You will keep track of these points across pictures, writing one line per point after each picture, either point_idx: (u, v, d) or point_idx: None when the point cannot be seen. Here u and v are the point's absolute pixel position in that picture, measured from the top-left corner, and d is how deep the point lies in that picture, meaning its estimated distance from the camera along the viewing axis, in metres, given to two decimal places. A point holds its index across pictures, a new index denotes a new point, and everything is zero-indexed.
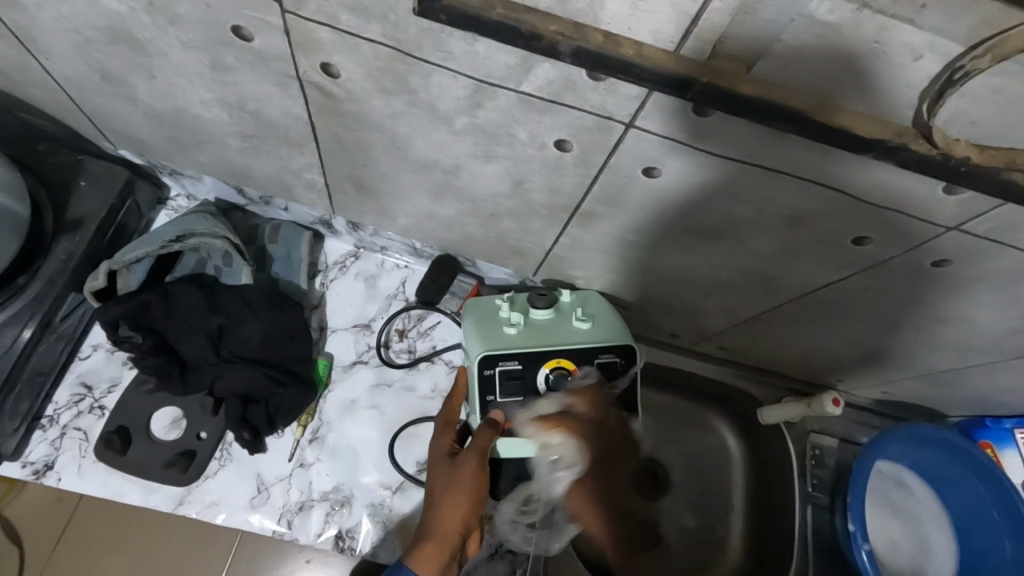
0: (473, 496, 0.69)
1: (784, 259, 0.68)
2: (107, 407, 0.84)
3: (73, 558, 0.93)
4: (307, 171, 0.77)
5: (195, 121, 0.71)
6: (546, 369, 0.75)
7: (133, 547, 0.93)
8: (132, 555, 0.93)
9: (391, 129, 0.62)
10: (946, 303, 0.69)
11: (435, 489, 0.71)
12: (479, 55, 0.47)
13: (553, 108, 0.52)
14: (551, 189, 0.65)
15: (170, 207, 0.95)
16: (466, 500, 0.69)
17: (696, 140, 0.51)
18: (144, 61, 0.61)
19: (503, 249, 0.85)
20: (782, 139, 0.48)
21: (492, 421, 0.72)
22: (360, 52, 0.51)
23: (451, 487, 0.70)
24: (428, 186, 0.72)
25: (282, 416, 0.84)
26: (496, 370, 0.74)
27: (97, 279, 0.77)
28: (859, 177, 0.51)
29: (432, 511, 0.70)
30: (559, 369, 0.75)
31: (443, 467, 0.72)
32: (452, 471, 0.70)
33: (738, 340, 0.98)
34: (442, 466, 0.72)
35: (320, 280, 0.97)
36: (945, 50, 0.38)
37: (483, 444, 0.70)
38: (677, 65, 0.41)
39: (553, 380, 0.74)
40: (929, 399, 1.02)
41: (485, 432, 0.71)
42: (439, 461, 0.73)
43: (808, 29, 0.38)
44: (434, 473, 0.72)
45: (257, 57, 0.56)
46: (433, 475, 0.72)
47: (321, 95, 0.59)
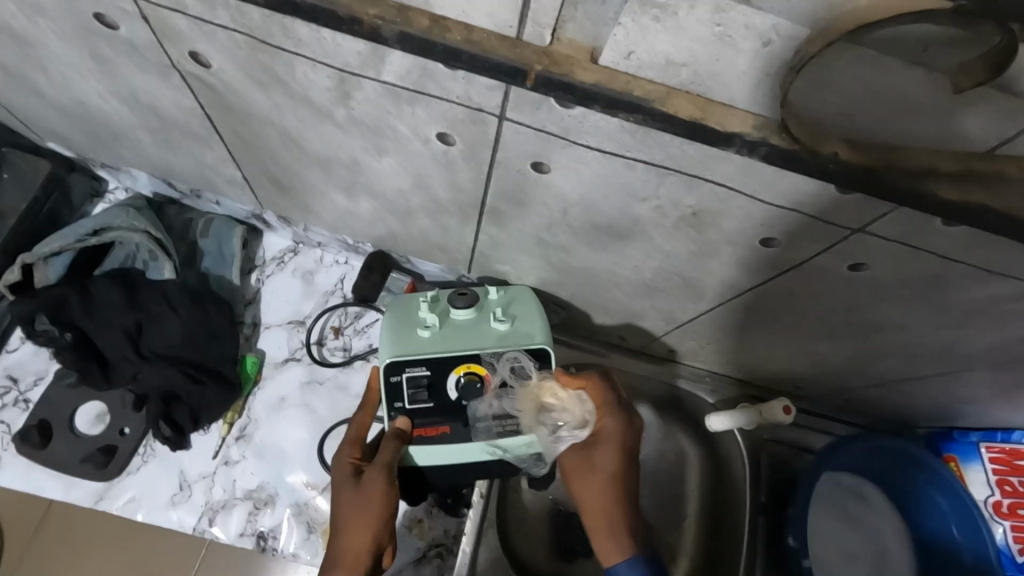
0: (381, 515, 0.66)
1: (701, 260, 0.64)
2: (32, 400, 0.84)
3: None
4: (222, 164, 0.76)
5: (100, 114, 0.70)
6: (456, 374, 0.71)
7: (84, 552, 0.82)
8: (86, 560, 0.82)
9: (279, 123, 0.60)
10: (877, 309, 0.65)
11: (339, 511, 0.67)
12: (329, 42, 0.45)
13: (420, 99, 0.49)
14: (451, 185, 0.63)
15: (107, 200, 0.93)
16: (373, 521, 0.65)
17: (570, 134, 0.48)
18: (31, 52, 0.60)
19: (430, 245, 0.83)
20: (653, 133, 0.45)
21: (398, 433, 0.69)
22: (218, 40, 0.49)
23: (358, 508, 0.66)
24: (336, 181, 0.70)
25: (206, 415, 0.84)
26: (404, 376, 0.71)
27: (12, 272, 0.77)
28: (744, 172, 0.47)
29: (341, 534, 0.66)
30: (469, 374, 0.71)
31: (347, 487, 0.68)
32: (357, 489, 0.67)
33: (685, 343, 0.94)
34: (347, 486, 0.68)
35: (256, 275, 0.95)
36: (793, 34, 0.34)
37: (389, 457, 0.67)
38: (513, 54, 0.38)
39: (463, 385, 0.71)
40: (889, 408, 0.97)
41: (391, 445, 0.67)
42: (344, 480, 0.69)
43: (641, 11, 0.35)
44: (340, 493, 0.69)
45: (130, 46, 0.54)
46: (339, 497, 0.68)
47: (204, 87, 0.57)
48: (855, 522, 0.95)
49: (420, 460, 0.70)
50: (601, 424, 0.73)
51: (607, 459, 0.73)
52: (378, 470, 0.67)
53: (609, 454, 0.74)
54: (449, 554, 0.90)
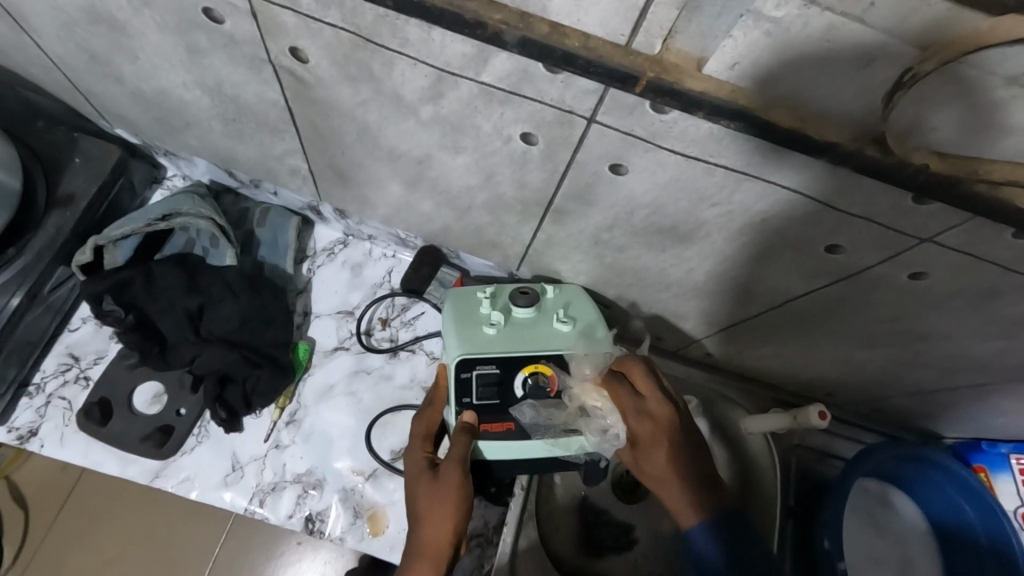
0: (460, 508, 0.69)
1: (757, 264, 0.67)
2: (92, 378, 0.86)
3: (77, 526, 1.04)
4: (289, 156, 0.78)
5: (179, 103, 0.73)
6: (523, 373, 0.74)
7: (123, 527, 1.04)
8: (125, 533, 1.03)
9: (362, 118, 0.62)
10: (925, 319, 0.67)
11: (417, 505, 0.70)
12: (436, 43, 0.47)
13: (513, 100, 0.51)
14: (521, 184, 0.65)
15: (165, 186, 0.96)
16: (453, 514, 0.68)
17: (656, 138, 0.51)
18: (126, 42, 0.63)
19: (483, 242, 0.85)
20: (739, 138, 0.47)
21: (468, 427, 0.71)
22: (323, 37, 0.51)
23: (436, 502, 0.69)
24: (404, 176, 0.73)
25: (259, 399, 0.86)
26: (473, 373, 0.74)
27: (84, 253, 0.79)
28: (822, 181, 0.50)
29: (420, 528, 0.69)
30: (537, 374, 0.74)
31: (423, 481, 0.71)
32: (435, 483, 0.70)
33: (722, 347, 0.96)
34: (423, 480, 0.71)
35: (307, 265, 0.98)
36: (899, 52, 0.36)
37: (461, 452, 0.70)
38: (623, 59, 0.41)
39: (530, 386, 0.73)
40: (921, 418, 0.99)
41: (463, 440, 0.70)
42: (419, 475, 0.72)
43: (755, 25, 0.37)
44: (416, 488, 0.71)
45: (229, 40, 0.57)
46: (415, 491, 0.71)
47: (294, 81, 0.60)
48: (882, 529, 0.98)
49: (487, 455, 0.73)
50: (629, 426, 0.68)
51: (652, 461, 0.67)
52: (453, 463, 0.70)
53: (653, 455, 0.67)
54: (489, 544, 0.92)
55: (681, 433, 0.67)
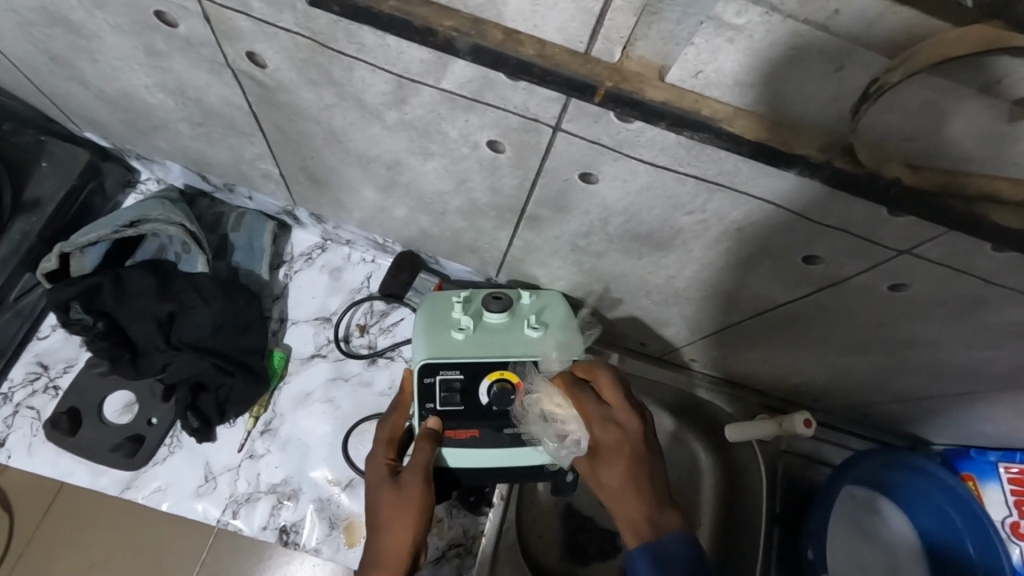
0: (420, 518, 0.67)
1: (737, 272, 0.65)
2: (61, 387, 0.84)
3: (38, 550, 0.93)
4: (261, 160, 0.77)
5: (145, 106, 0.71)
6: (488, 381, 0.72)
7: None
8: None
9: (327, 122, 0.61)
10: (908, 326, 0.66)
11: (378, 513, 0.68)
12: (392, 48, 0.45)
13: (476, 107, 0.50)
14: (494, 190, 0.64)
15: (139, 190, 0.94)
16: (413, 525, 0.66)
17: (623, 147, 0.49)
18: (85, 44, 0.61)
19: (460, 247, 0.84)
20: (707, 148, 0.46)
21: (431, 433, 0.69)
22: (279, 41, 0.50)
23: (397, 511, 0.67)
24: (375, 180, 0.71)
25: (233, 408, 0.84)
26: (437, 378, 0.73)
27: (50, 261, 0.77)
28: (795, 192, 0.48)
29: (380, 536, 0.67)
30: (502, 382, 0.72)
31: (385, 489, 0.69)
32: (396, 491, 0.68)
33: (704, 352, 0.94)
34: (385, 488, 0.69)
35: (284, 270, 0.96)
36: (864, 60, 0.34)
37: (423, 460, 0.68)
38: (582, 68, 0.39)
39: (495, 393, 0.71)
40: (908, 423, 0.97)
41: (425, 448, 0.68)
42: (381, 482, 0.70)
43: (716, 32, 0.35)
44: (377, 496, 0.70)
45: (187, 43, 0.55)
46: (377, 498, 0.69)
47: (255, 85, 0.58)
48: (868, 534, 0.97)
49: (452, 463, 0.70)
50: (594, 435, 0.66)
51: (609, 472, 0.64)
52: (415, 472, 0.68)
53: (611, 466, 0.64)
54: (468, 554, 0.90)
55: (645, 448, 0.65)
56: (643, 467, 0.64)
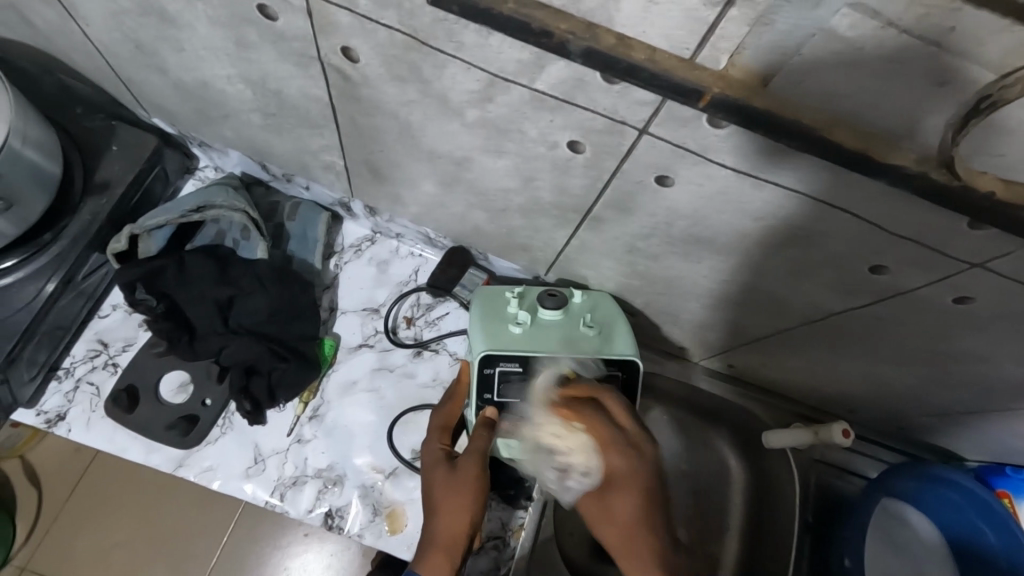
0: (476, 501, 0.71)
1: (797, 280, 0.66)
2: (120, 365, 0.87)
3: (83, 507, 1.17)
4: (325, 152, 0.79)
5: (220, 95, 0.73)
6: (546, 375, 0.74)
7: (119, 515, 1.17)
8: (140, 507, 1.18)
9: (405, 118, 0.62)
10: (965, 341, 0.66)
11: (435, 494, 0.72)
12: (492, 48, 0.47)
13: (564, 108, 0.51)
14: (561, 190, 0.65)
15: (198, 177, 0.97)
16: (471, 506, 0.70)
17: (706, 151, 0.50)
18: (173, 33, 0.63)
19: (513, 245, 0.85)
20: (796, 156, 0.47)
21: (488, 421, 0.73)
22: (376, 37, 0.51)
23: (455, 492, 0.71)
24: (440, 176, 0.73)
25: (283, 391, 0.86)
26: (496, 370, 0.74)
27: (120, 241, 0.80)
28: (877, 203, 0.49)
29: (436, 518, 0.70)
30: None
31: (442, 472, 0.73)
32: (453, 474, 0.72)
33: (745, 360, 0.95)
34: (441, 471, 0.73)
35: (334, 261, 0.98)
36: (973, 76, 0.35)
37: (481, 445, 0.72)
38: (689, 73, 0.41)
39: None
40: (945, 438, 0.97)
41: (483, 435, 0.72)
42: (437, 465, 0.74)
43: (826, 44, 0.37)
44: (434, 478, 0.73)
45: (280, 36, 0.57)
46: (433, 480, 0.73)
47: (340, 79, 0.60)
48: (898, 547, 0.97)
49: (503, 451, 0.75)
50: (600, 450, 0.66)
51: (620, 497, 0.64)
52: (473, 457, 0.72)
53: (624, 493, 0.64)
54: (506, 546, 0.91)
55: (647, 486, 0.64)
56: (656, 502, 0.64)
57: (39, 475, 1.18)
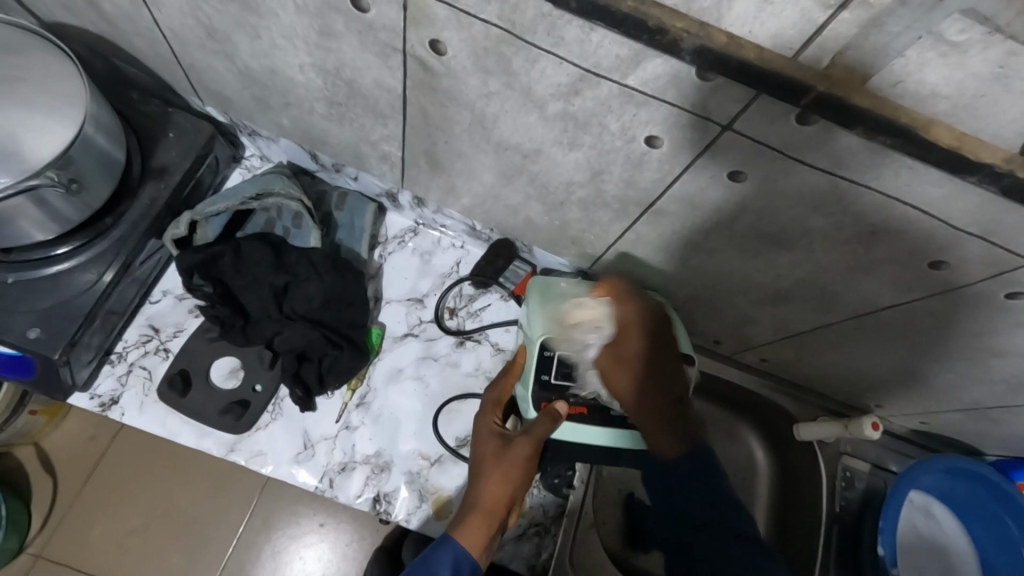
0: (522, 478, 0.73)
1: (853, 276, 0.68)
2: (172, 350, 0.88)
3: (100, 493, 1.17)
4: (385, 143, 0.80)
5: (288, 84, 0.74)
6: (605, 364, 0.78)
7: (138, 499, 1.18)
8: (157, 493, 1.18)
9: (481, 109, 0.64)
10: (1011, 337, 0.69)
11: (483, 466, 0.73)
12: (592, 44, 0.49)
13: (651, 103, 0.53)
14: (628, 183, 0.68)
15: (244, 166, 0.98)
16: (516, 481, 0.72)
17: (788, 147, 0.52)
18: (253, 22, 0.64)
19: (563, 238, 0.88)
20: (878, 154, 0.49)
21: (553, 413, 0.73)
22: (471, 30, 0.53)
23: (504, 466, 0.72)
24: (504, 168, 0.75)
25: (333, 377, 0.88)
26: (556, 353, 0.78)
27: (179, 228, 0.81)
28: (951, 200, 0.51)
29: (481, 485, 0.72)
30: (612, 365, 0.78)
31: (492, 445, 0.75)
32: (506, 450, 0.73)
33: (780, 353, 0.98)
34: (493, 445, 0.75)
35: (378, 251, 1.00)
36: None
37: (542, 431, 0.73)
38: (797, 72, 0.42)
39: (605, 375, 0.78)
40: (970, 434, 1.01)
41: (546, 424, 0.73)
42: (488, 439, 0.76)
43: (931, 46, 0.39)
44: (483, 450, 0.75)
45: (368, 27, 0.58)
46: (482, 451, 0.75)
47: (421, 70, 0.62)
48: (926, 539, 1.00)
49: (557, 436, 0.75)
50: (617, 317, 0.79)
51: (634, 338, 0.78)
52: (529, 439, 0.73)
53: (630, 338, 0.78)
54: (547, 533, 0.93)
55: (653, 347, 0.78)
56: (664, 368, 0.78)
57: (53, 461, 1.18)
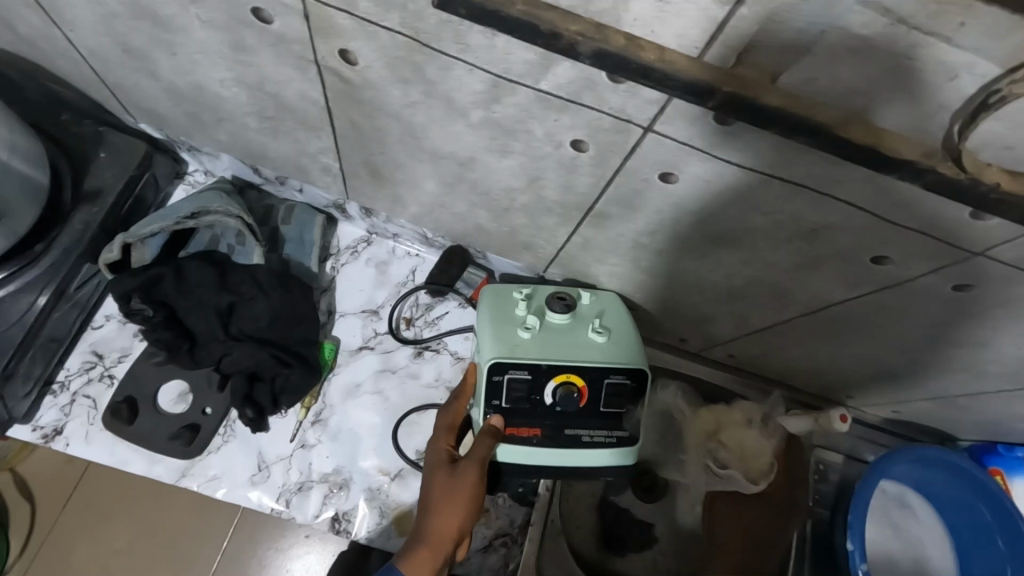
0: (471, 503, 0.72)
1: (801, 273, 0.67)
2: (117, 376, 0.86)
3: (80, 521, 1.07)
4: (322, 155, 0.78)
5: (214, 99, 0.72)
6: (554, 383, 0.74)
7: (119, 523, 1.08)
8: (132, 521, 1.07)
9: (407, 119, 0.62)
10: (960, 328, 0.68)
11: (431, 496, 0.72)
12: (499, 49, 0.47)
13: (570, 107, 0.51)
14: (565, 188, 0.65)
15: (188, 182, 0.95)
16: (465, 507, 0.71)
17: (713, 148, 0.50)
18: (164, 38, 0.62)
19: (514, 243, 0.85)
20: (803, 152, 0.47)
21: (492, 430, 0.73)
22: (378, 40, 0.51)
23: (451, 494, 0.71)
24: (443, 176, 0.72)
25: (286, 397, 0.86)
26: (506, 376, 0.74)
27: (112, 251, 0.79)
28: (883, 195, 0.49)
29: (431, 514, 0.71)
30: (567, 384, 0.74)
31: (441, 473, 0.73)
32: (453, 476, 0.72)
33: (745, 349, 0.96)
34: (442, 472, 0.73)
35: (331, 263, 0.97)
36: (984, 72, 0.35)
37: (484, 452, 0.72)
38: (702, 72, 0.40)
39: (560, 395, 0.74)
40: (941, 422, 0.99)
41: (486, 442, 0.72)
42: (439, 467, 0.75)
43: (839, 40, 0.37)
44: (433, 478, 0.74)
45: (278, 39, 0.56)
46: (432, 481, 0.73)
47: (339, 81, 0.59)
48: (899, 531, 0.98)
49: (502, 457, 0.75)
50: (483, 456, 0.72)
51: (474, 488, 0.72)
52: (474, 463, 0.72)
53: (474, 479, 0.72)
54: (514, 543, 0.92)
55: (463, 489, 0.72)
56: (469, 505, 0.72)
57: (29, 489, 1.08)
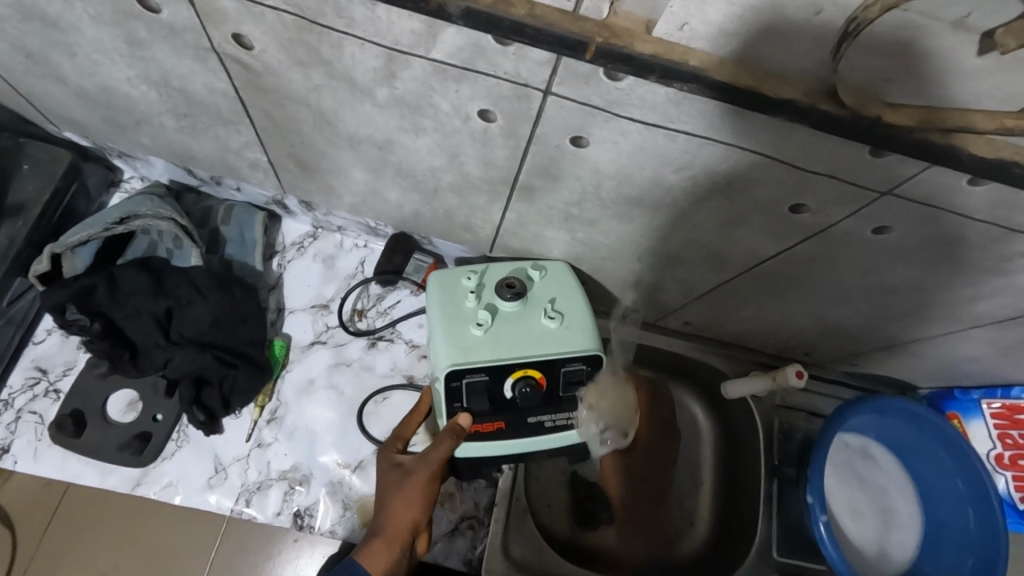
0: (426, 502, 0.71)
1: (732, 230, 0.67)
2: (62, 391, 0.85)
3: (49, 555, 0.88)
4: (248, 149, 0.77)
5: (128, 100, 0.70)
6: (513, 379, 0.74)
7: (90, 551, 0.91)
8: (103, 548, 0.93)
9: (317, 104, 0.61)
10: (891, 272, 0.69)
11: (386, 496, 0.72)
12: (382, 20, 0.46)
13: (467, 76, 0.51)
14: (486, 162, 0.65)
15: (123, 189, 0.94)
16: (417, 508, 0.71)
17: (613, 106, 0.50)
18: (60, 38, 0.60)
19: (454, 226, 0.85)
20: (697, 101, 0.47)
21: (453, 430, 0.72)
22: (266, 21, 0.50)
23: (404, 494, 0.71)
24: (368, 162, 0.72)
25: (238, 399, 0.85)
26: (463, 381, 0.73)
27: (40, 262, 0.78)
28: (784, 140, 0.49)
29: (385, 512, 0.71)
30: (525, 378, 0.74)
31: (394, 474, 0.73)
32: (405, 477, 0.72)
33: (699, 315, 0.96)
34: (395, 474, 0.73)
35: (276, 261, 0.96)
36: (842, 3, 0.36)
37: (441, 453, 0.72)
38: (573, 27, 0.40)
39: (519, 389, 0.74)
40: (897, 371, 1.00)
41: (444, 443, 0.72)
42: (391, 468, 0.75)
43: None
44: (387, 478, 0.74)
45: (169, 30, 0.55)
46: (387, 481, 0.74)
47: (241, 69, 0.58)
48: (864, 481, 0.98)
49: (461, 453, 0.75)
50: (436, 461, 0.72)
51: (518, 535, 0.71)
52: (427, 464, 0.72)
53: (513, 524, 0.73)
54: (481, 525, 0.92)
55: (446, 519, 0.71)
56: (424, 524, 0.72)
57: None
